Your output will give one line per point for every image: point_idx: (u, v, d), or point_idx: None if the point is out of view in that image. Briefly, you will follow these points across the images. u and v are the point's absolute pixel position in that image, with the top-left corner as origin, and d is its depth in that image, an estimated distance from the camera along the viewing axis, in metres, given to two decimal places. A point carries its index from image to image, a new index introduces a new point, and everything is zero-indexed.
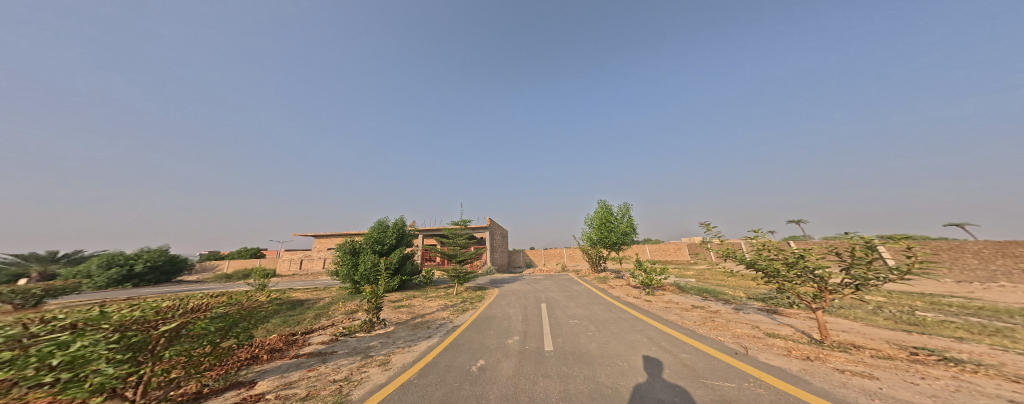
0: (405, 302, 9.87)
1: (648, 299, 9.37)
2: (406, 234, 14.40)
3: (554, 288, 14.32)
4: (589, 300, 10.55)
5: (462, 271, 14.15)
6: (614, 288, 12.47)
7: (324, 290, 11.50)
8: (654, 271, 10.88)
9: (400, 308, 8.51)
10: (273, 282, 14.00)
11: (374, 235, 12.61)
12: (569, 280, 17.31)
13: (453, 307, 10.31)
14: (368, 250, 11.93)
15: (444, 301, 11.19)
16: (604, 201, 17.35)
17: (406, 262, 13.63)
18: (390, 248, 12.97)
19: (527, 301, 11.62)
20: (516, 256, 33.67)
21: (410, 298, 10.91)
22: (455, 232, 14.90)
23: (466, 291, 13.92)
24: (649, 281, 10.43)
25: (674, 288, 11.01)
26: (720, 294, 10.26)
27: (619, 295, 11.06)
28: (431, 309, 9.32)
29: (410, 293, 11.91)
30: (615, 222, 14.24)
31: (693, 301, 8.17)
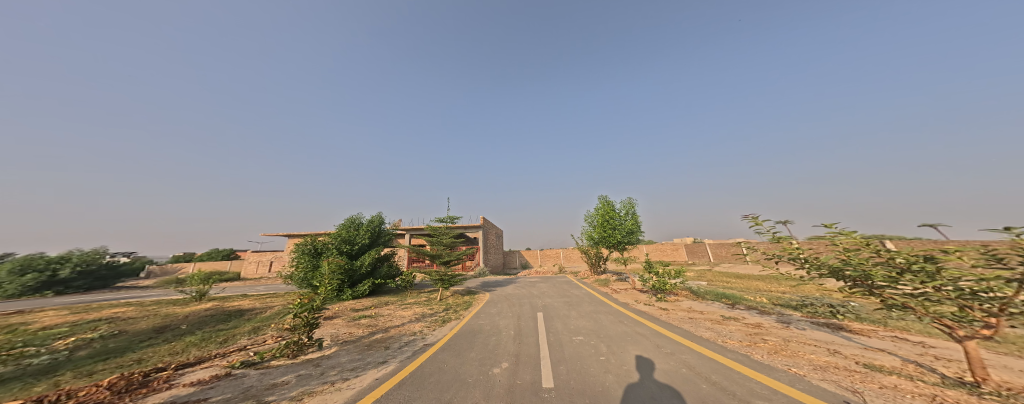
0: (370, 310, 8.14)
1: (663, 308, 7.92)
2: (382, 232, 12.69)
3: (552, 292, 12.77)
4: (593, 308, 9.05)
5: (446, 276, 12.47)
6: (619, 293, 11.03)
7: (281, 298, 9.77)
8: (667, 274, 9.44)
9: (357, 321, 6.74)
10: (224, 287, 12.01)
11: (342, 234, 10.87)
12: (567, 283, 15.86)
13: (432, 317, 8.58)
14: (333, 250, 10.27)
15: (422, 308, 9.45)
16: (604, 196, 15.94)
17: (381, 264, 11.89)
18: (361, 249, 11.21)
19: (521, 309, 9.99)
20: (511, 257, 32.17)
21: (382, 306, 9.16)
22: (441, 231, 13.15)
23: (452, 296, 12.29)
24: (662, 285, 9.02)
25: (689, 292, 9.61)
26: (743, 300, 8.86)
27: (626, 301, 9.61)
28: (402, 320, 7.57)
29: (384, 299, 10.19)
30: (619, 219, 12.79)
31: (722, 311, 6.73)
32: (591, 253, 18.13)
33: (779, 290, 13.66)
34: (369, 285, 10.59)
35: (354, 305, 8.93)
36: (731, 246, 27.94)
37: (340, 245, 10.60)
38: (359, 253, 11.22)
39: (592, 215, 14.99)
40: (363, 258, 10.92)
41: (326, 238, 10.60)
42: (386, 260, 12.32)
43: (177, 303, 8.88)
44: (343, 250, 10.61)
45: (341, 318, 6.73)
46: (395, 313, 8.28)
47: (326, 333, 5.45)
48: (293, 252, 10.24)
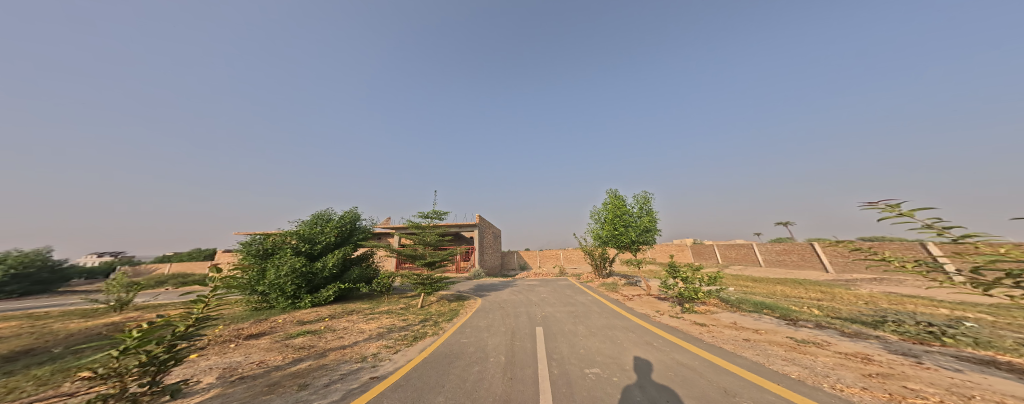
0: (322, 324, 6.46)
1: (698, 323, 6.18)
2: (353, 231, 10.95)
3: (553, 299, 10.94)
4: (605, 321, 7.34)
5: (430, 279, 10.70)
6: (632, 301, 9.35)
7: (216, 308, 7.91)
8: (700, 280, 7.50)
9: (289, 340, 5.00)
10: (165, 293, 10.18)
11: (303, 231, 9.20)
12: (569, 287, 14.23)
13: (404, 330, 6.83)
14: (289, 250, 8.57)
15: (392, 319, 7.70)
16: (614, 190, 14.15)
17: (352, 267, 10.16)
18: (326, 248, 9.51)
19: (515, 321, 8.22)
20: (509, 258, 30.64)
21: (341, 317, 7.36)
22: (424, 229, 11.31)
23: (437, 303, 10.57)
24: (691, 294, 7.32)
25: (721, 302, 7.91)
26: (794, 313, 7.05)
27: (646, 313, 7.87)
28: (357, 338, 5.76)
29: (350, 308, 8.44)
30: (631, 217, 10.98)
31: (786, 330, 4.96)
32: (594, 254, 16.33)
33: (811, 296, 12.07)
34: (334, 290, 8.90)
35: (304, 317, 7.21)
36: (741, 246, 26.11)
37: (298, 245, 8.92)
38: (323, 254, 9.50)
39: (599, 212, 13.17)
40: (327, 258, 9.23)
41: (280, 237, 8.83)
42: (358, 262, 10.58)
43: (84, 316, 7.10)
44: (302, 250, 8.95)
45: (269, 337, 5.03)
46: (354, 327, 6.55)
47: (217, 366, 3.65)
48: (236, 252, 8.40)
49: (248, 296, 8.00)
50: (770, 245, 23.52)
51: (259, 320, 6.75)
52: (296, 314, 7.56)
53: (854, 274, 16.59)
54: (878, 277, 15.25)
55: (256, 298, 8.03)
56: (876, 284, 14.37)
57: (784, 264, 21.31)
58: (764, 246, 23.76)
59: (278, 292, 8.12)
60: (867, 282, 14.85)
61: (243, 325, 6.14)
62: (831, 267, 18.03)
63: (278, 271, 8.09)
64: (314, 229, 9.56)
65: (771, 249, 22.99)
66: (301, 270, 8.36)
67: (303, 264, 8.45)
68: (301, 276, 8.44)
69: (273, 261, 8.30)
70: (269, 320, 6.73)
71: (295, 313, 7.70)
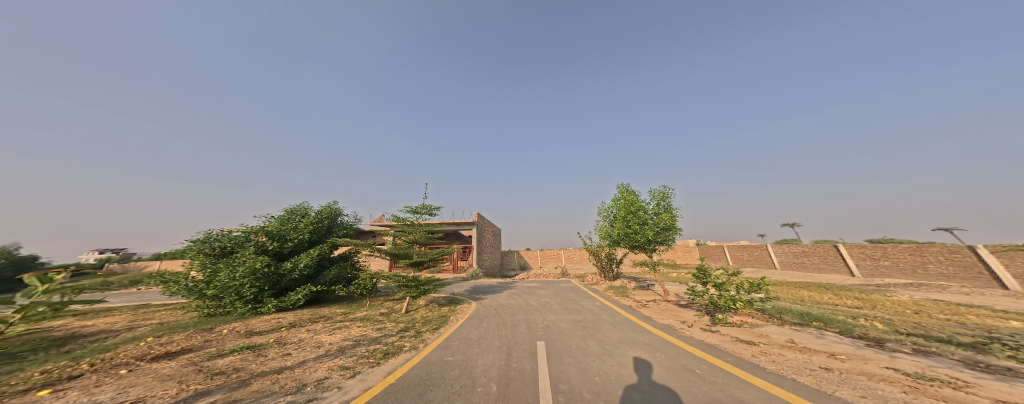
0: (274, 336, 5.25)
1: (746, 341, 4.84)
2: (333, 228, 9.73)
3: (556, 305, 9.66)
4: (622, 335, 6.06)
5: (418, 281, 9.40)
6: (652, 311, 7.95)
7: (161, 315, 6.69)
8: (743, 285, 6.05)
9: (212, 361, 3.81)
10: (117, 296, 8.95)
11: (273, 227, 7.99)
12: (574, 290, 12.97)
13: (376, 343, 5.61)
14: (250, 247, 7.35)
15: (367, 328, 6.50)
16: (624, 184, 12.81)
17: (328, 267, 8.92)
18: (297, 247, 8.30)
19: (512, 333, 6.97)
20: (509, 258, 29.41)
21: (301, 326, 6.11)
22: (412, 226, 10.00)
23: (425, 308, 9.30)
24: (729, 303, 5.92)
25: (762, 312, 6.50)
26: (857, 328, 5.68)
27: (672, 325, 6.51)
28: (308, 355, 4.54)
29: (317, 315, 7.18)
30: (646, 213, 9.64)
31: (880, 356, 3.60)
32: (601, 255, 15.00)
33: (846, 303, 10.74)
34: (305, 293, 7.69)
35: (258, 327, 5.98)
36: (754, 248, 24.59)
37: (263, 242, 7.70)
38: (294, 253, 8.28)
39: (609, 209, 11.83)
40: (298, 258, 8.02)
41: (242, 233, 7.59)
42: (337, 262, 9.35)
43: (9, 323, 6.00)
44: (269, 249, 7.73)
45: (185, 356, 3.87)
46: (314, 338, 5.33)
47: None
48: (186, 251, 7.16)
49: (201, 300, 6.79)
50: (787, 246, 21.98)
51: (201, 330, 5.58)
52: (251, 321, 6.34)
53: (885, 279, 15.11)
54: (915, 282, 13.80)
55: (209, 303, 6.82)
56: (914, 290, 12.94)
57: (803, 267, 19.80)
58: (780, 247, 22.23)
59: (236, 295, 6.93)
60: (902, 288, 13.43)
61: (172, 340, 4.96)
62: (858, 271, 16.62)
63: (236, 272, 6.88)
64: (285, 224, 8.35)
65: (787, 250, 21.47)
66: (264, 271, 7.14)
67: (267, 263, 7.25)
68: (265, 277, 7.22)
69: (231, 260, 7.09)
70: (213, 331, 5.54)
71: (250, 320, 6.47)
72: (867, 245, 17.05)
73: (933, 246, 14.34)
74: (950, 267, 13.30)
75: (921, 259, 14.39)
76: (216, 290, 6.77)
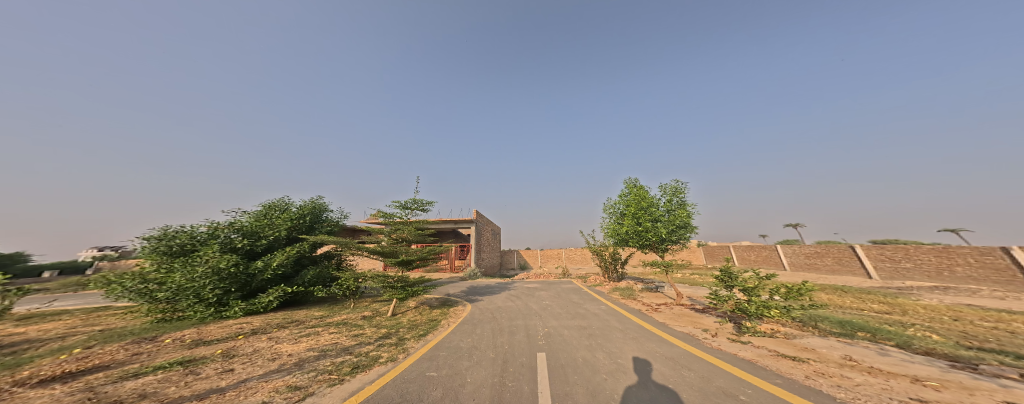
0: (223, 346, 4.09)
1: (794, 357, 3.94)
2: (314, 225, 8.91)
3: (557, 308, 8.84)
4: (636, 347, 5.21)
5: (408, 283, 8.60)
6: (668, 318, 7.03)
7: (104, 320, 5.76)
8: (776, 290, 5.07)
9: (115, 385, 2.71)
10: (72, 297, 8.06)
11: (243, 224, 7.18)
12: (576, 292, 12.18)
13: (345, 354, 4.73)
14: (215, 245, 6.50)
15: (341, 336, 5.55)
16: (632, 179, 11.94)
17: (307, 267, 8.10)
18: (270, 246, 7.45)
19: (510, 341, 6.13)
20: (508, 257, 28.62)
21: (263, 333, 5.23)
22: (402, 222, 9.14)
23: (414, 311, 8.47)
24: (761, 310, 5.02)
25: (799, 322, 5.58)
26: (915, 341, 4.82)
27: (695, 335, 5.62)
28: (256, 370, 3.53)
29: (288, 320, 6.32)
30: (659, 209, 8.76)
31: (988, 385, 2.76)
32: (604, 255, 14.19)
33: (874, 308, 9.87)
34: (277, 294, 6.90)
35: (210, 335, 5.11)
36: (762, 248, 23.71)
37: (232, 240, 6.89)
38: (267, 252, 7.46)
39: (616, 206, 10.94)
40: (272, 257, 7.21)
41: (207, 230, 6.74)
42: (319, 261, 8.56)
43: None
44: (239, 247, 6.93)
45: (87, 378, 2.77)
46: (273, 352, 4.24)
47: None
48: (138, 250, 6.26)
49: (152, 303, 5.88)
50: (797, 247, 21.07)
51: (142, 338, 4.36)
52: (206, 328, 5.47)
53: (906, 282, 14.25)
54: (941, 285, 12.94)
55: (161, 306, 5.91)
56: (941, 294, 12.06)
57: (816, 269, 18.92)
58: (790, 248, 21.33)
59: (195, 298, 6.07)
60: (928, 292, 12.56)
61: (95, 352, 3.60)
62: (876, 273, 15.76)
63: (195, 273, 6.02)
64: (258, 220, 7.51)
65: (798, 251, 20.54)
66: (229, 271, 6.30)
67: (235, 262, 6.43)
68: (231, 278, 6.40)
69: (190, 259, 6.23)
70: (154, 340, 4.32)
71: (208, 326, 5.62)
72: (886, 246, 16.15)
73: (961, 247, 13.43)
74: (981, 270, 12.40)
75: (948, 261, 13.48)
76: (169, 292, 5.90)
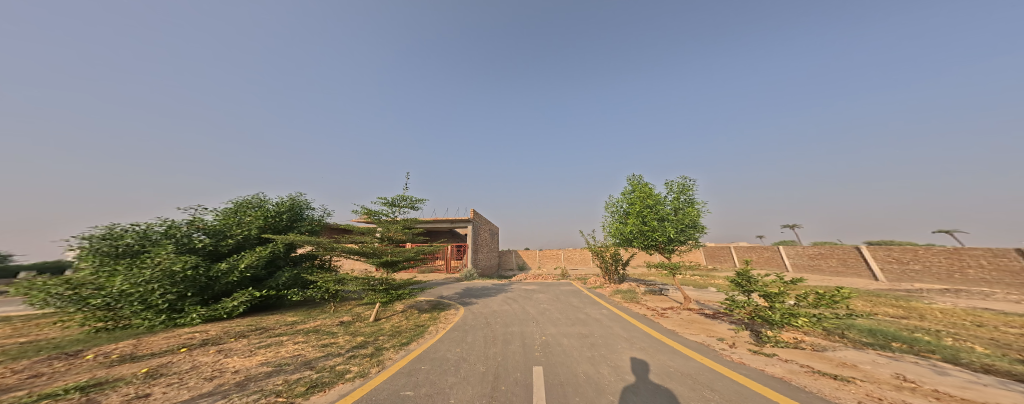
0: (151, 364, 3.76)
1: (835, 375, 3.34)
2: (291, 224, 8.44)
3: (556, 313, 8.22)
4: (645, 362, 4.60)
5: (393, 285, 7.93)
6: (679, 326, 6.40)
7: (30, 330, 5.02)
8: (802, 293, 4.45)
9: None
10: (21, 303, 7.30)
11: (208, 225, 6.69)
12: (576, 294, 11.62)
13: (305, 370, 4.16)
14: (170, 245, 5.90)
15: (305, 344, 5.11)
16: (634, 176, 11.38)
17: (279, 270, 7.54)
18: (233, 247, 6.93)
19: (502, 353, 5.50)
20: (506, 257, 28.08)
21: (216, 347, 4.58)
22: (389, 221, 8.48)
23: (400, 316, 7.81)
24: (787, 319, 4.41)
25: (824, 331, 5.01)
26: (962, 354, 4.24)
27: (710, 345, 5.00)
28: (181, 395, 2.89)
29: (252, 328, 5.71)
30: (665, 207, 8.18)
31: None
32: (605, 255, 13.62)
33: (889, 311, 9.37)
34: (244, 298, 6.40)
35: (152, 350, 4.41)
36: (763, 249, 23.25)
37: (192, 241, 6.33)
38: (234, 253, 6.99)
39: (619, 204, 10.35)
40: (239, 258, 6.65)
41: (163, 229, 6.16)
42: (297, 262, 7.99)
43: None
44: (200, 248, 6.40)
45: None
46: (212, 366, 3.89)
47: None
48: (77, 252, 5.58)
49: (89, 311, 5.20)
50: (801, 247, 20.64)
51: (59, 362, 3.65)
52: (148, 340, 4.92)
53: (915, 284, 13.82)
54: (952, 287, 12.50)
55: (101, 314, 5.24)
56: (954, 297, 11.60)
57: (820, 270, 18.50)
58: (793, 248, 20.89)
59: (144, 303, 5.47)
60: (938, 294, 12.12)
61: None
62: (882, 274, 15.33)
63: (140, 276, 5.38)
64: (227, 219, 7.19)
65: (802, 252, 20.09)
66: (185, 274, 5.74)
67: (195, 264, 5.91)
68: (189, 281, 5.85)
69: (138, 261, 5.60)
70: (70, 359, 3.92)
71: (150, 338, 5.07)
72: (893, 247, 15.71)
73: (973, 248, 12.97)
74: (994, 272, 11.95)
75: (959, 263, 13.03)
76: (106, 299, 5.21)
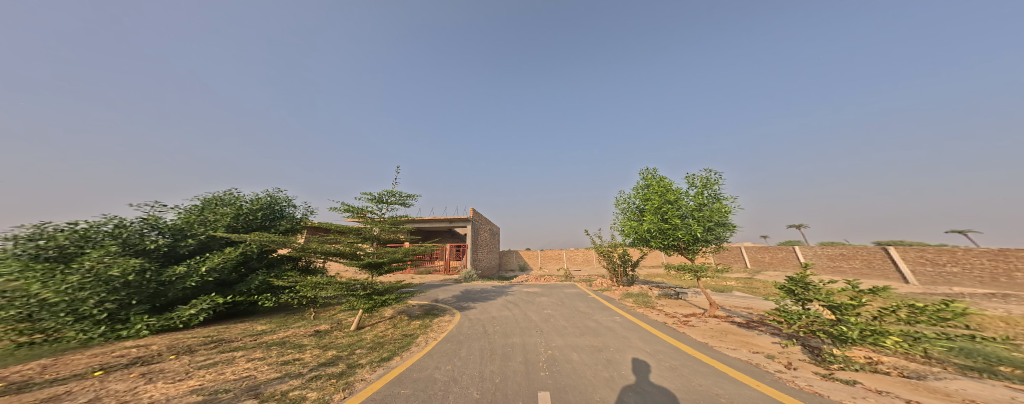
0: (39, 394, 2.81)
1: None
2: (265, 223, 7.57)
3: (562, 320, 7.26)
4: (680, 390, 3.61)
5: (379, 290, 6.94)
6: (713, 340, 5.34)
7: None
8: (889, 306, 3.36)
9: None
10: None
11: (163, 224, 5.81)
12: (582, 298, 10.64)
13: (245, 400, 3.09)
14: (111, 246, 4.91)
15: (263, 362, 3.94)
16: (651, 170, 10.30)
17: (250, 274, 6.59)
18: (195, 249, 6.00)
19: (500, 373, 4.52)
20: (507, 258, 27.12)
21: (138, 366, 3.40)
22: (375, 218, 7.51)
23: (386, 323, 6.86)
24: (872, 338, 3.34)
25: (911, 355, 3.91)
26: None
27: (764, 367, 3.96)
28: None
29: (208, 341, 4.58)
30: (688, 201, 7.16)
31: None
32: (613, 256, 12.64)
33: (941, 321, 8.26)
34: (206, 306, 5.47)
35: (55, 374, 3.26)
36: (777, 250, 22.08)
37: (142, 241, 5.33)
38: (196, 254, 6.05)
39: (632, 200, 9.34)
40: (201, 260, 5.71)
41: (109, 227, 5.17)
42: (273, 264, 7.09)
43: None
44: (155, 248, 5.44)
45: None
46: (117, 400, 2.81)
47: None
48: None
49: (4, 325, 4.03)
50: (819, 248, 19.49)
51: None
52: (62, 362, 3.61)
53: (952, 287, 12.66)
54: (997, 292, 11.35)
55: (29, 325, 4.18)
56: (1003, 302, 10.46)
57: (841, 272, 17.35)
58: (810, 249, 19.73)
59: (76, 314, 4.40)
60: (984, 299, 10.97)
61: None
62: (913, 277, 14.19)
63: (62, 283, 4.28)
64: (189, 217, 6.27)
65: (820, 253, 18.94)
66: (127, 280, 4.70)
67: (144, 269, 4.94)
68: (134, 288, 4.84)
69: (64, 267, 4.50)
70: None
71: (76, 355, 3.90)
72: (925, 248, 14.55)
73: (1018, 250, 11.83)
74: None
75: (1004, 266, 11.86)
76: (26, 309, 4.16)
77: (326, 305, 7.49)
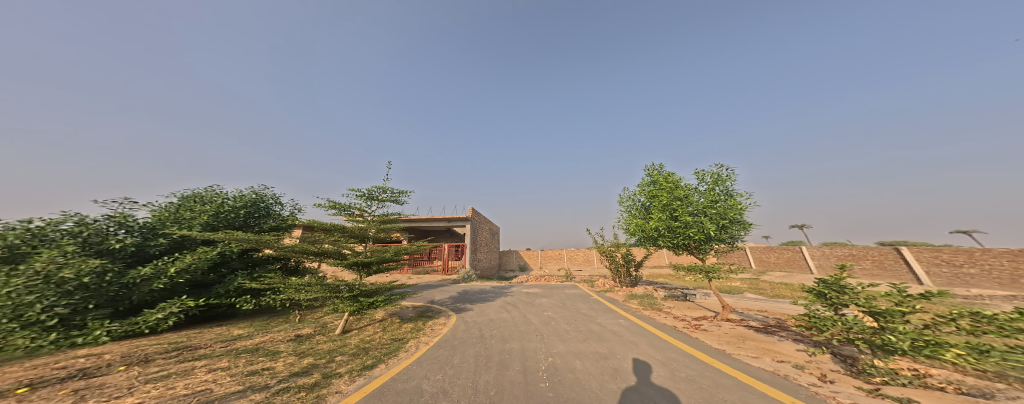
0: None
1: None
2: (248, 221, 7.11)
3: (564, 323, 6.79)
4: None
5: (366, 291, 6.41)
6: (732, 347, 4.82)
7: None
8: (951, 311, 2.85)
9: None
10: None
11: (129, 222, 5.31)
12: (584, 300, 10.16)
13: None
14: (67, 246, 4.43)
15: (226, 373, 3.42)
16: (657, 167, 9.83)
17: (228, 276, 6.11)
18: (166, 249, 5.53)
19: (496, 384, 4.04)
20: (507, 258, 26.63)
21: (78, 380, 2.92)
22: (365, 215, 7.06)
23: (374, 327, 6.37)
24: (931, 350, 2.84)
25: (967, 368, 3.40)
26: None
27: (799, 382, 3.44)
28: None
29: (172, 348, 4.08)
30: (699, 198, 6.67)
31: None
32: (616, 256, 12.16)
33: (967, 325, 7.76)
34: (175, 311, 4.99)
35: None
36: (783, 250, 21.54)
37: (105, 239, 4.84)
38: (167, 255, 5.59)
39: (637, 197, 8.88)
40: (171, 261, 5.25)
41: (67, 224, 4.69)
42: (256, 264, 6.63)
43: None
44: (120, 248, 4.96)
45: None
46: None
47: None
48: None
49: None
50: (827, 248, 18.96)
51: None
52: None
53: (970, 289, 12.15)
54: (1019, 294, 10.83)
55: None
56: None
57: (851, 273, 16.82)
58: (818, 249, 19.21)
59: (22, 319, 3.82)
60: (1005, 301, 10.46)
61: None
62: (928, 278, 13.67)
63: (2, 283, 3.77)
64: (162, 216, 5.80)
65: (829, 253, 18.42)
66: (81, 283, 4.20)
67: (104, 271, 4.45)
68: (90, 290, 4.35)
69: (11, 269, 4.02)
70: None
71: (15, 366, 3.35)
72: (940, 248, 14.04)
73: None
74: None
75: None
76: None
77: (311, 310, 6.99)
